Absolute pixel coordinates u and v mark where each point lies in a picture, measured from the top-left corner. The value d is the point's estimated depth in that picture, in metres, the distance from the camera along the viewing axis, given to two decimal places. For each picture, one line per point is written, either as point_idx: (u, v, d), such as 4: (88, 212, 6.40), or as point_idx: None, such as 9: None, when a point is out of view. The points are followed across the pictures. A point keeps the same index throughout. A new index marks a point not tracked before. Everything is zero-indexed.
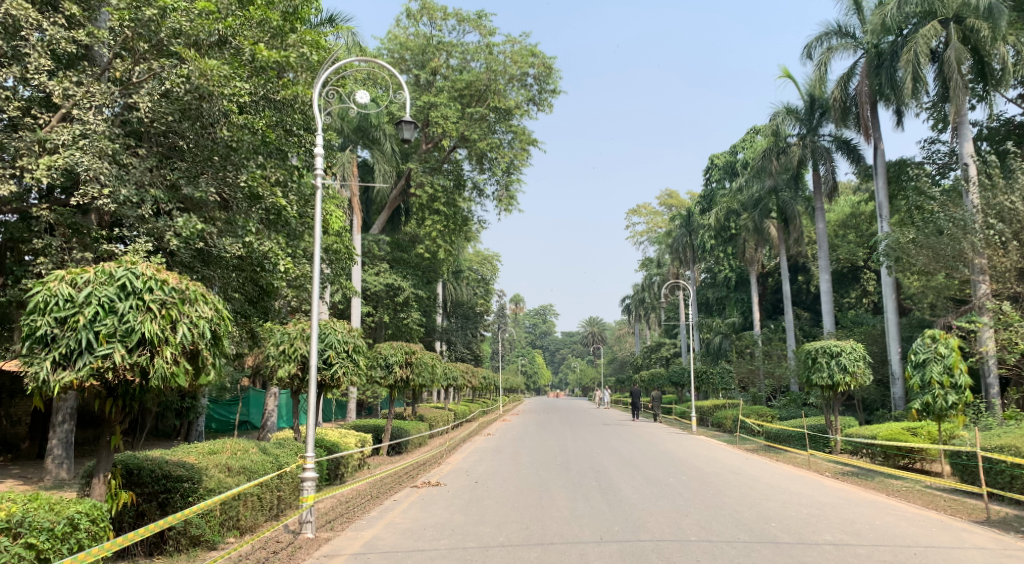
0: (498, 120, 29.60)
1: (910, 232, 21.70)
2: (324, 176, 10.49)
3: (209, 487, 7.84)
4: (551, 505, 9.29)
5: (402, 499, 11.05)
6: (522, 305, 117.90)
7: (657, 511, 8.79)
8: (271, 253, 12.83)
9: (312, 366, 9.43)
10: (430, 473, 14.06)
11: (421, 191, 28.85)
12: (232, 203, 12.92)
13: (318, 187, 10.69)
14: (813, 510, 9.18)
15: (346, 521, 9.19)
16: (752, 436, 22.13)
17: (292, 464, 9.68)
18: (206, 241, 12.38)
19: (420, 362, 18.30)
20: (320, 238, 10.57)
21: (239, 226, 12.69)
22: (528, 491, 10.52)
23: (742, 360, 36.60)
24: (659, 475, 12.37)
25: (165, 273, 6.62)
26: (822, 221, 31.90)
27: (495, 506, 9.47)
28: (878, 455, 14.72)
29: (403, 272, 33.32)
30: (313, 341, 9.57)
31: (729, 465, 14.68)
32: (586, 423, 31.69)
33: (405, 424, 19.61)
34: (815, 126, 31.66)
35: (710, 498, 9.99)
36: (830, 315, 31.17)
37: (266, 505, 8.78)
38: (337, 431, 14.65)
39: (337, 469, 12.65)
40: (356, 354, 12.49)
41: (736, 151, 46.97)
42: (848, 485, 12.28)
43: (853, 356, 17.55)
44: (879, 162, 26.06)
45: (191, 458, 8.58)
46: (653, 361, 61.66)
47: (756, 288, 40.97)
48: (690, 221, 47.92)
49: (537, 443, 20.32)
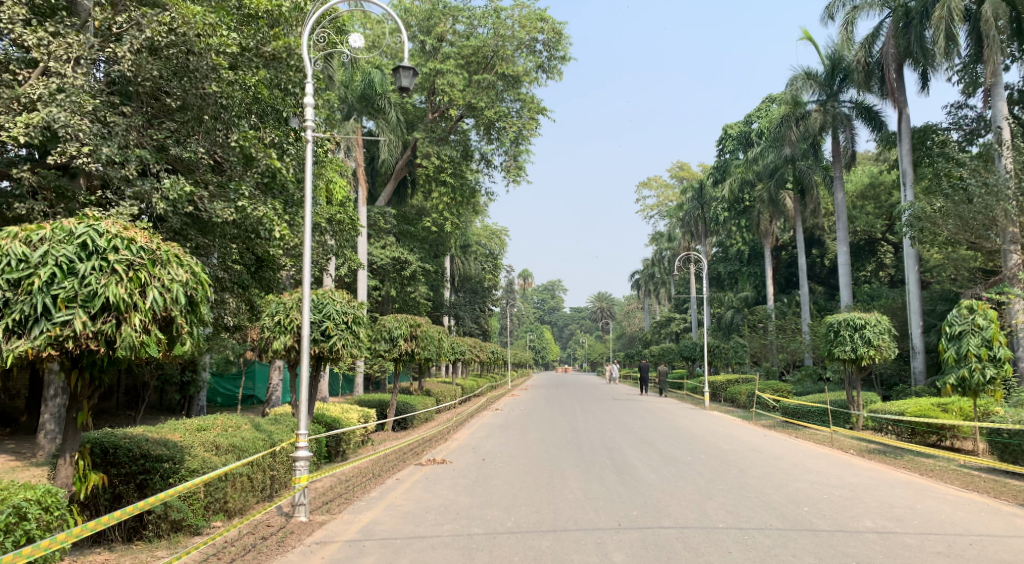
0: (507, 88, 28.68)
1: (937, 201, 20.79)
2: (315, 128, 9.69)
3: (191, 468, 7.19)
4: (563, 487, 8.66)
5: (406, 478, 10.43)
6: (531, 280, 117.15)
7: (679, 495, 8.11)
8: (265, 218, 12.07)
9: (306, 336, 8.74)
10: (436, 450, 13.44)
11: (427, 162, 28.02)
12: (224, 165, 12.28)
13: (309, 141, 9.93)
14: (846, 492, 8.51)
15: (344, 503, 8.57)
16: (769, 411, 21.45)
17: (286, 441, 9.04)
18: (197, 206, 11.71)
19: (425, 335, 17.65)
20: (312, 199, 9.80)
21: (231, 189, 11.99)
22: (537, 471, 9.87)
23: (755, 335, 35.88)
24: (676, 454, 11.71)
25: (133, 231, 5.95)
26: (841, 191, 30.94)
27: (503, 488, 8.83)
28: (905, 432, 14.03)
29: (409, 245, 32.59)
30: (304, 309, 8.84)
31: (749, 442, 14.01)
32: (596, 398, 31.10)
33: (411, 399, 19.02)
34: (835, 92, 30.73)
35: (734, 480, 9.31)
36: (848, 288, 30.34)
37: (257, 486, 8.15)
38: (340, 407, 14.03)
39: (339, 447, 12.04)
40: (357, 326, 11.78)
41: (750, 121, 45.85)
42: (876, 464, 11.57)
43: (878, 329, 16.76)
44: (904, 127, 25.14)
45: (176, 436, 7.97)
46: (663, 337, 60.99)
47: (770, 261, 40.10)
48: (702, 193, 46.90)
49: (547, 419, 19.67)
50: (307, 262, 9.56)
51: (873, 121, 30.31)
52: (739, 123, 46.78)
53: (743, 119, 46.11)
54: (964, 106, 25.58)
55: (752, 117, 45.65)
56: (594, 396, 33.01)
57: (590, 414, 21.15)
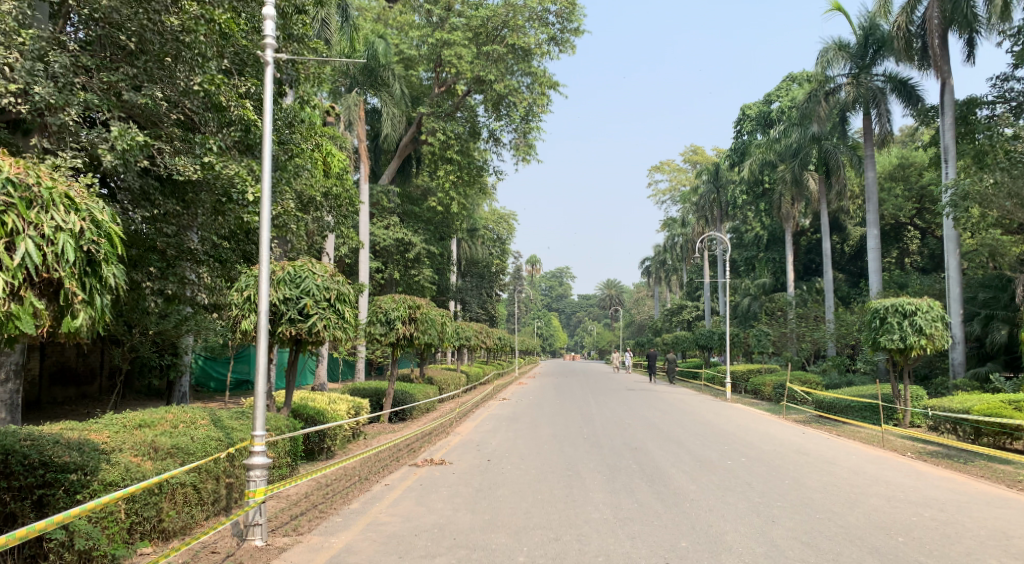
0: (519, 61, 26.87)
1: (989, 177, 18.95)
2: (274, 45, 7.88)
3: (108, 481, 5.59)
4: (583, 503, 7.10)
5: (397, 483, 8.85)
6: (539, 266, 115.09)
7: (733, 518, 6.49)
8: (236, 177, 10.44)
9: (265, 314, 7.04)
10: (436, 446, 11.80)
11: (433, 138, 26.19)
12: (195, 120, 10.67)
13: (269, 64, 7.93)
14: (937, 513, 6.94)
15: (316, 519, 7.01)
16: (799, 404, 19.80)
17: (247, 441, 7.43)
18: (158, 163, 10.06)
19: (425, 318, 15.94)
20: (272, 141, 7.90)
21: (197, 143, 10.38)
22: (552, 479, 8.30)
23: (775, 322, 34.17)
24: (713, 457, 10.08)
25: (4, 161, 4.41)
26: (871, 170, 29.09)
27: (513, 503, 7.26)
28: (968, 432, 12.40)
29: (413, 226, 30.66)
30: (263, 280, 7.12)
31: (788, 443, 12.35)
32: (608, 388, 29.33)
33: (410, 387, 17.42)
34: (868, 64, 28.72)
35: (793, 494, 7.69)
36: (878, 274, 28.48)
37: (204, 499, 6.56)
38: (327, 396, 12.38)
39: (323, 444, 10.49)
40: (341, 304, 10.07)
41: (770, 101, 43.89)
42: (947, 471, 9.88)
43: (931, 316, 14.97)
44: (947, 99, 23.23)
45: (102, 434, 6.37)
46: (674, 325, 59.16)
47: (791, 247, 38.30)
48: (718, 175, 44.95)
49: (559, 410, 18.12)
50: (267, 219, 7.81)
51: (908, 96, 28.25)
52: (758, 103, 44.77)
53: (763, 98, 44.09)
54: (1012, 79, 23.57)
55: (772, 97, 43.68)
56: (607, 386, 31.38)
57: (604, 406, 19.51)
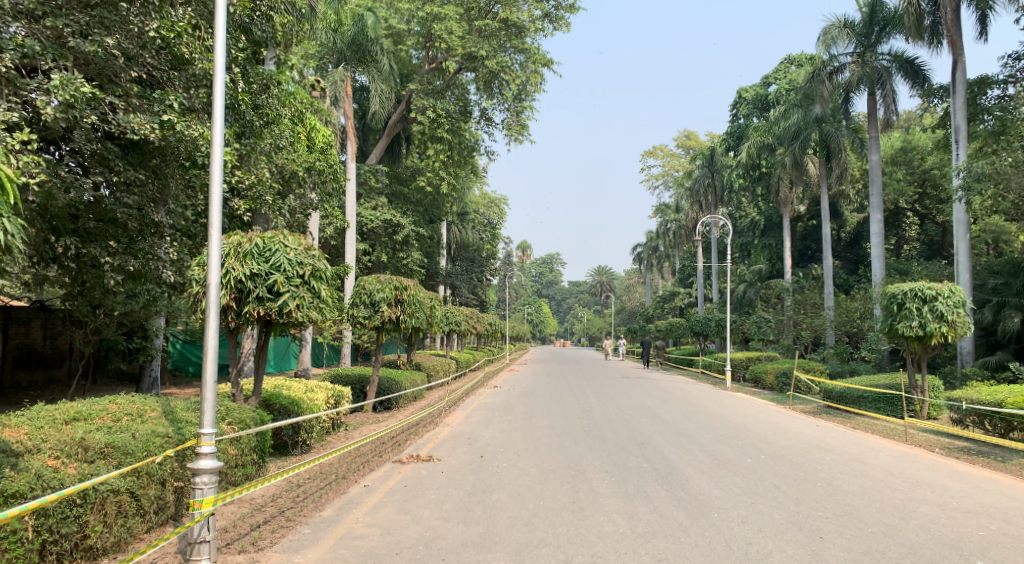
0: (512, 37, 25.51)
1: (1008, 157, 18.01)
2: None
3: (11, 493, 4.60)
4: (594, 514, 6.16)
5: (379, 483, 7.82)
6: (530, 252, 113.82)
7: (773, 534, 5.55)
8: (199, 139, 9.56)
9: (214, 288, 6.12)
10: (423, 440, 10.77)
11: (422, 116, 24.95)
12: (157, 78, 9.60)
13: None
14: (1003, 525, 6.01)
15: (282, 533, 5.98)
16: (806, 395, 18.89)
17: (197, 438, 6.34)
18: (112, 123, 8.94)
19: (413, 301, 14.83)
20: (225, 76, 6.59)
21: (156, 100, 9.30)
22: (557, 483, 7.28)
23: (774, 309, 33.29)
24: (733, 456, 9.09)
25: None
26: (875, 153, 28.07)
27: (512, 513, 6.30)
28: (998, 427, 11.47)
29: (402, 208, 29.39)
30: (213, 250, 6.19)
31: (808, 437, 11.37)
32: (603, 376, 28.27)
33: (397, 374, 16.36)
34: (873, 43, 27.64)
35: (831, 499, 6.74)
36: (881, 261, 27.58)
37: (145, 508, 5.53)
38: (304, 385, 11.32)
39: (297, 437, 9.44)
40: (317, 282, 8.92)
41: (767, 83, 42.85)
42: (987, 471, 8.95)
43: (952, 302, 13.96)
44: (959, 77, 22.21)
45: (19, 429, 5.33)
46: (667, 312, 58.24)
47: (789, 231, 37.38)
48: (713, 160, 43.82)
49: (554, 400, 17.15)
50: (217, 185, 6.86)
51: (915, 76, 27.14)
52: (755, 86, 43.75)
53: (760, 81, 43.08)
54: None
55: (770, 80, 42.66)
56: (601, 373, 30.45)
57: (601, 395, 18.50)
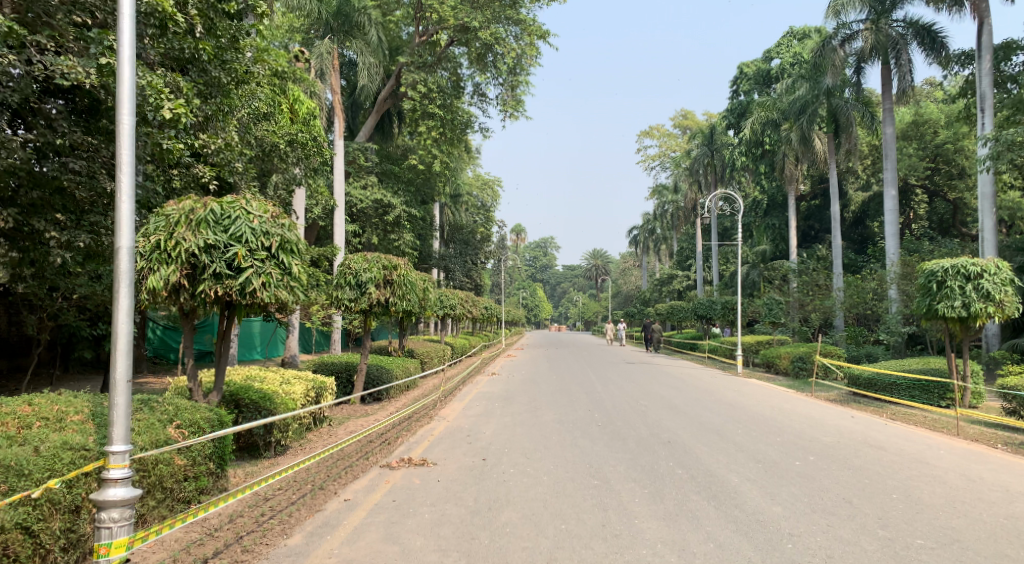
0: (505, 7, 23.77)
1: None
2: None
3: None
4: (634, 547, 4.92)
5: (362, 496, 6.46)
6: (524, 236, 111.98)
7: None
8: (146, 87, 8.15)
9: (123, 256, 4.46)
10: (415, 438, 9.38)
11: (413, 91, 23.40)
12: (101, 20, 8.18)
13: None
14: None
15: None
16: (827, 382, 17.64)
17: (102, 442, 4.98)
18: (41, 68, 7.51)
19: (404, 281, 13.44)
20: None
21: (95, 41, 7.79)
22: (580, 498, 5.97)
23: (780, 291, 32.00)
24: (776, 457, 7.79)
25: None
26: (889, 126, 26.70)
27: (530, 542, 5.03)
28: None
29: (393, 187, 27.75)
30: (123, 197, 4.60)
31: (851, 431, 10.09)
32: (605, 361, 26.94)
33: (387, 362, 14.95)
34: (887, 9, 26.11)
35: (921, 516, 5.54)
36: (896, 240, 26.28)
37: (45, 546, 4.46)
38: (281, 376, 9.90)
39: (269, 438, 8.10)
40: (286, 254, 7.49)
41: (770, 59, 41.30)
42: None
43: (999, 280, 12.69)
44: (984, 42, 20.79)
45: None
46: (664, 295, 56.89)
47: (795, 210, 36.03)
48: (712, 139, 42.19)
49: (559, 388, 15.84)
50: (127, 111, 5.33)
51: (932, 43, 25.67)
52: (756, 61, 42.19)
53: (762, 56, 41.53)
54: None
55: (773, 55, 41.10)
56: (603, 359, 29.21)
57: (608, 383, 17.18)
